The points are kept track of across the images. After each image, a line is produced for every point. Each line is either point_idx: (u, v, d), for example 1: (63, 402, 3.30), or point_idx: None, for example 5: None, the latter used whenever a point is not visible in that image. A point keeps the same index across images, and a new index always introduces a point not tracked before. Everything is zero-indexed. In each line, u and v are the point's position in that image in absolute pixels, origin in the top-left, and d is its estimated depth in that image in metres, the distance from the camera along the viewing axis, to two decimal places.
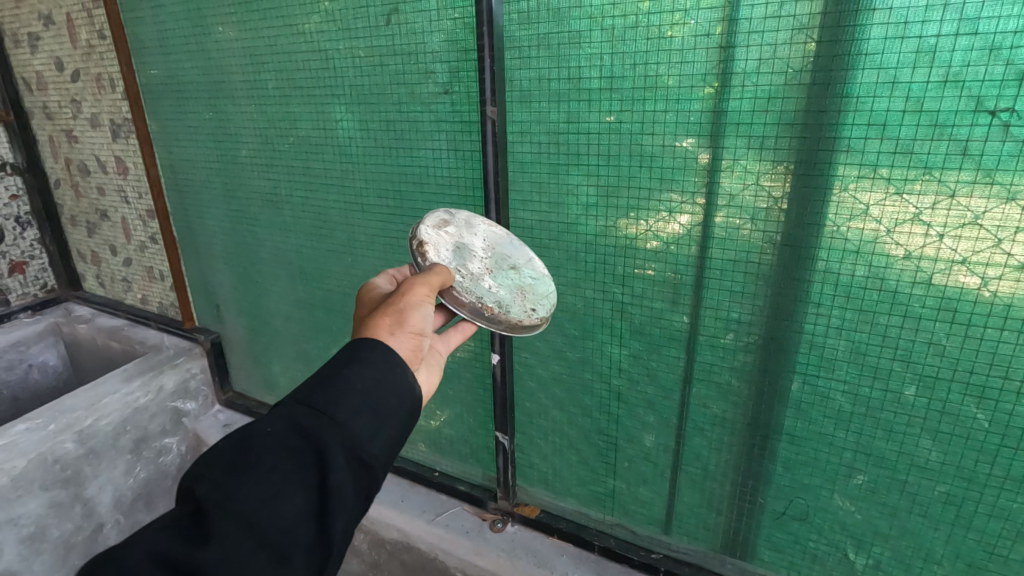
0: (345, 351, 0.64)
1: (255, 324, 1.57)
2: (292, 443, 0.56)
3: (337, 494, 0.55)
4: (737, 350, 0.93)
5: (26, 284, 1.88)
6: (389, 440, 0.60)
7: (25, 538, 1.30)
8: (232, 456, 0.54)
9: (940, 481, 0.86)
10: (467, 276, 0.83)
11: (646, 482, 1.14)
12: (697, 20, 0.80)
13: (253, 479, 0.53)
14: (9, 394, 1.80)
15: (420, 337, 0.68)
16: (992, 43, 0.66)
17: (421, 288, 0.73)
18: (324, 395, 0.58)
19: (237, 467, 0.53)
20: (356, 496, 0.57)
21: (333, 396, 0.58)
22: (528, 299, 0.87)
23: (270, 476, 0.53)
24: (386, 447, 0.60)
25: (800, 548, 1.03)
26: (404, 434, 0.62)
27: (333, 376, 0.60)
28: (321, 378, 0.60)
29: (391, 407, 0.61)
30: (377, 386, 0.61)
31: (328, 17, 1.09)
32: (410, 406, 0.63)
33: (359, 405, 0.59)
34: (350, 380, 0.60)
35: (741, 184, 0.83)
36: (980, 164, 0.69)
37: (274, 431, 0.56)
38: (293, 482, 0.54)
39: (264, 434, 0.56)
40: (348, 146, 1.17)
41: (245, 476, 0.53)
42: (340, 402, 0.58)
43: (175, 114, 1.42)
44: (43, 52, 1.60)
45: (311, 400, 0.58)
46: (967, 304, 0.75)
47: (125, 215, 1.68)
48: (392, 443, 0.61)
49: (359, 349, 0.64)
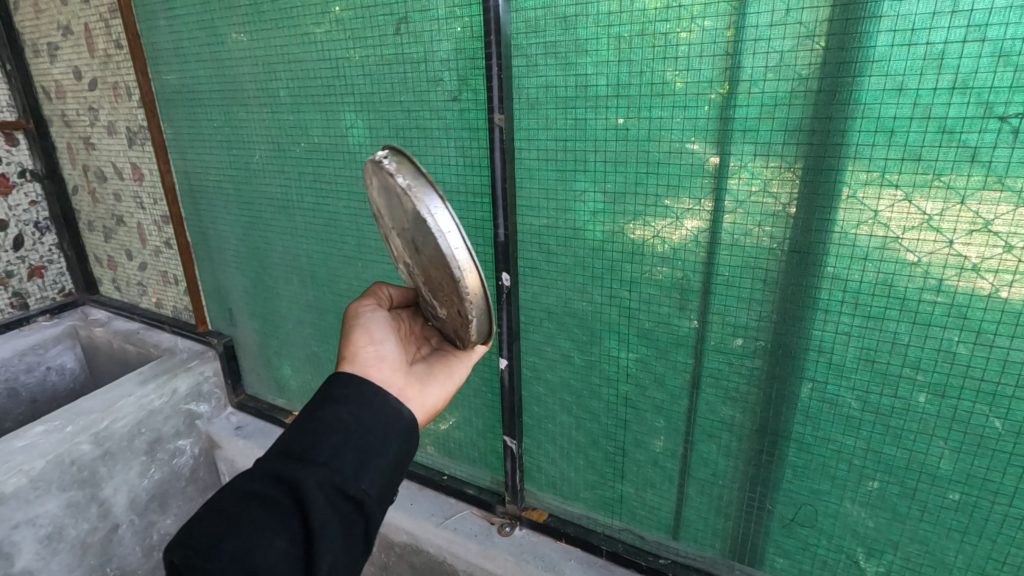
0: (320, 393, 0.67)
1: (267, 327, 1.59)
2: (273, 491, 0.59)
3: (322, 534, 0.57)
4: (744, 355, 0.93)
5: (44, 288, 1.92)
6: (374, 475, 0.62)
7: (42, 538, 1.33)
8: (219, 513, 0.57)
9: (951, 488, 0.85)
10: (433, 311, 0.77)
11: (654, 487, 1.14)
12: (703, 27, 0.80)
13: (236, 529, 0.55)
14: (27, 396, 1.84)
15: (374, 351, 0.73)
16: (1001, 49, 0.65)
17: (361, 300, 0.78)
18: (304, 440, 0.62)
19: (219, 520, 0.56)
20: (343, 534, 0.59)
21: (311, 440, 0.61)
22: (445, 292, 0.69)
23: (251, 524, 0.56)
24: (372, 482, 0.62)
25: (809, 555, 1.02)
26: (390, 468, 0.64)
27: (312, 421, 0.63)
28: (299, 427, 0.63)
29: (372, 442, 0.64)
30: (355, 425, 0.64)
31: (339, 26, 1.10)
32: (393, 438, 0.66)
33: (338, 444, 0.62)
34: (328, 422, 0.63)
35: (747, 189, 0.84)
36: (990, 170, 0.69)
37: (257, 482, 0.59)
38: (275, 527, 0.56)
39: (247, 485, 0.59)
40: (359, 153, 1.19)
41: (228, 527, 0.56)
42: (320, 444, 0.61)
43: (189, 123, 1.45)
44: (62, 61, 1.64)
45: (291, 445, 0.61)
46: (977, 310, 0.75)
47: (140, 220, 1.71)
48: (377, 479, 0.63)
49: (334, 389, 0.67)
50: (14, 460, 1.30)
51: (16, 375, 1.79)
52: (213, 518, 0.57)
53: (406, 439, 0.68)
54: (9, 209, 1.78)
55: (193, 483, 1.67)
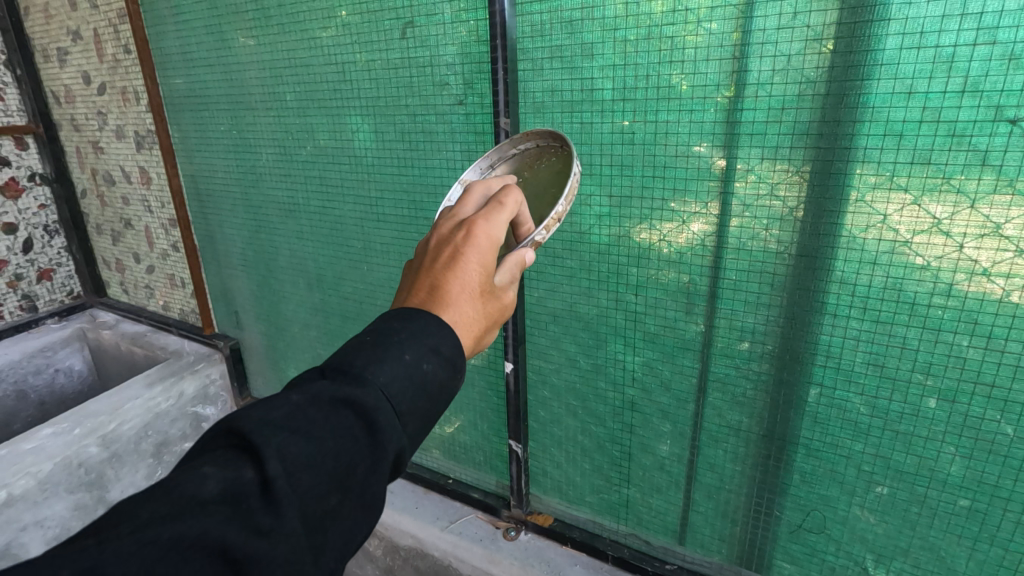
0: (429, 341, 0.51)
1: (273, 330, 1.60)
2: (350, 428, 0.47)
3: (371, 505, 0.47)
4: (751, 359, 0.93)
5: (53, 290, 1.93)
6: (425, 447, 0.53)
7: (50, 539, 1.33)
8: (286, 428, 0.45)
9: (962, 495, 0.84)
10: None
11: (660, 492, 1.13)
12: (709, 31, 0.80)
13: (312, 465, 0.44)
14: (36, 397, 1.85)
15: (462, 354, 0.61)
16: (1011, 52, 0.65)
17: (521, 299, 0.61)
18: (402, 388, 0.49)
19: (287, 439, 0.44)
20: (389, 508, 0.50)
21: (406, 387, 0.49)
22: None
23: (323, 461, 0.45)
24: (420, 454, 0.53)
25: (818, 561, 1.01)
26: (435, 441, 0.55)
27: (416, 366, 0.50)
28: (398, 360, 0.50)
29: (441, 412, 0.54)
30: (446, 391, 0.53)
31: (347, 29, 1.10)
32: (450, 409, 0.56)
33: (423, 405, 0.51)
34: (427, 371, 0.51)
35: (754, 192, 0.83)
36: (1001, 173, 0.68)
37: (334, 409, 0.47)
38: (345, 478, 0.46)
39: (329, 410, 0.47)
40: (364, 157, 1.19)
41: (302, 458, 0.44)
42: (411, 397, 0.50)
43: (196, 125, 1.45)
44: (71, 66, 1.65)
45: (386, 382, 0.48)
46: (988, 315, 0.74)
47: (148, 223, 1.72)
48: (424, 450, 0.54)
49: (444, 345, 0.52)
50: (22, 461, 1.31)
51: (24, 377, 1.81)
52: (286, 437, 0.44)
53: None
54: (19, 212, 1.80)
55: None
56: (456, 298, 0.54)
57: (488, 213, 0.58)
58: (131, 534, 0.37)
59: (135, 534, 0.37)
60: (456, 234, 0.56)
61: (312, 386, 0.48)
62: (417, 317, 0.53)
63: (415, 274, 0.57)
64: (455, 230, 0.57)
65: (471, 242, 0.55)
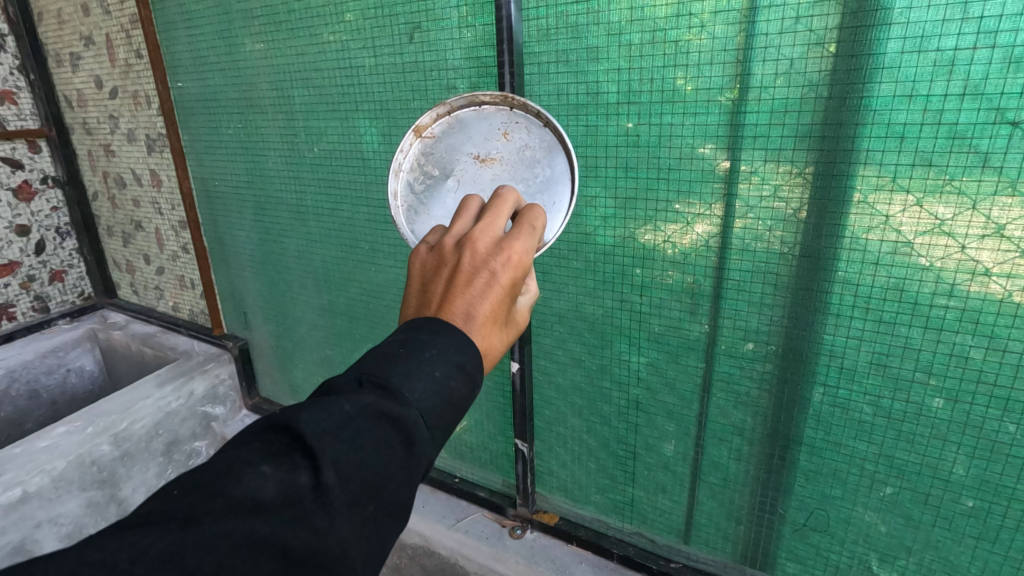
0: (462, 359, 0.52)
1: (281, 330, 1.62)
2: (392, 442, 0.48)
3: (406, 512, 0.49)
4: (755, 359, 0.93)
5: (65, 291, 1.96)
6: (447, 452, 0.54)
7: (64, 536, 1.35)
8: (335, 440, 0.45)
9: (966, 494, 0.85)
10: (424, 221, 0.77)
11: (665, 492, 1.14)
12: (713, 36, 0.81)
13: (354, 476, 0.45)
14: (47, 397, 1.89)
15: None
16: (1012, 55, 0.66)
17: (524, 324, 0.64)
18: (434, 404, 0.50)
19: (336, 451, 0.45)
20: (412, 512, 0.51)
21: (440, 404, 0.50)
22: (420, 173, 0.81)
23: (368, 473, 0.46)
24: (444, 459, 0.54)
25: (822, 560, 1.02)
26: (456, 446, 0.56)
27: (446, 381, 0.51)
28: (433, 379, 0.50)
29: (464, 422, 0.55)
30: (467, 402, 0.54)
31: (356, 33, 1.12)
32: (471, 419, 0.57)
33: (451, 419, 0.52)
34: (455, 388, 0.52)
35: (757, 194, 0.84)
36: (1002, 174, 0.69)
37: (378, 422, 0.47)
38: (384, 486, 0.47)
39: (371, 423, 0.47)
40: (372, 160, 1.21)
41: (345, 469, 0.45)
42: (441, 412, 0.51)
43: (206, 129, 1.47)
44: (83, 71, 1.68)
45: (423, 398, 0.50)
46: (990, 314, 0.74)
47: (158, 225, 1.74)
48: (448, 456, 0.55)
49: (471, 364, 0.53)
50: (36, 460, 1.33)
51: (37, 377, 1.84)
52: (333, 448, 0.45)
53: None
54: (31, 215, 1.83)
55: None
56: (486, 329, 0.55)
57: (525, 239, 0.56)
58: (211, 525, 0.39)
59: (214, 525, 0.39)
60: (495, 254, 0.54)
61: (356, 396, 0.48)
62: (449, 338, 0.52)
63: (443, 289, 0.55)
64: (495, 251, 0.54)
65: (510, 264, 0.54)
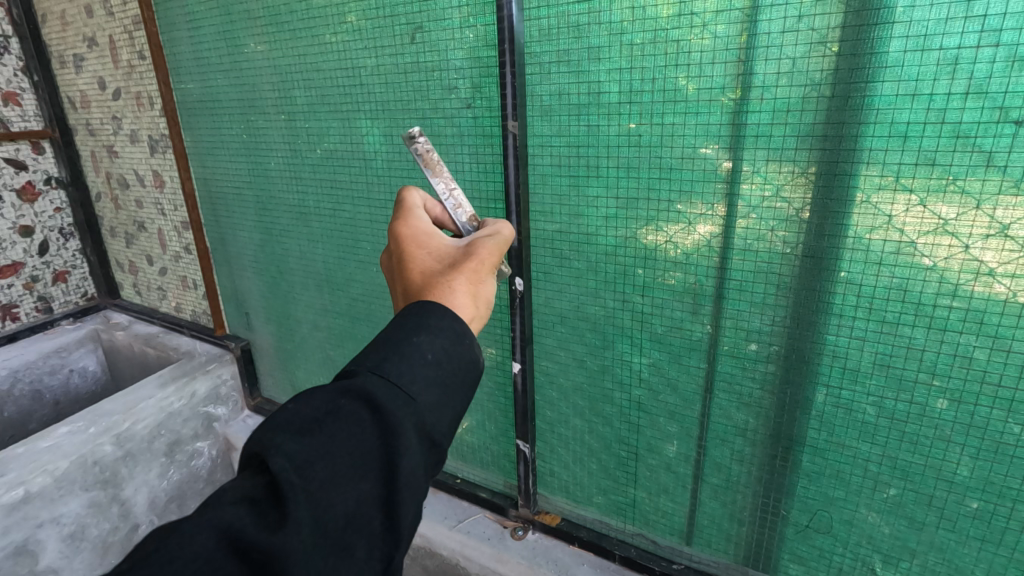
0: (414, 316, 0.56)
1: (284, 331, 1.62)
2: (361, 417, 0.49)
3: (406, 481, 0.48)
4: (758, 359, 0.93)
5: (68, 292, 1.97)
6: (453, 419, 0.53)
7: (66, 536, 1.35)
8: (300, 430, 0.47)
9: (970, 495, 0.84)
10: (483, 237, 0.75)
11: (667, 493, 1.14)
12: (715, 35, 0.81)
13: (322, 457, 0.46)
14: (51, 397, 1.89)
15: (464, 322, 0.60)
16: (1015, 54, 0.65)
17: (497, 250, 0.64)
18: (398, 368, 0.51)
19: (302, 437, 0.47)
20: (426, 486, 0.51)
21: (405, 366, 0.51)
22: None
23: (339, 451, 0.47)
24: (450, 427, 0.53)
25: (825, 562, 1.01)
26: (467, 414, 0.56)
27: (406, 343, 0.53)
28: (389, 346, 0.53)
29: (457, 386, 0.54)
30: (446, 360, 0.54)
31: (358, 34, 1.12)
32: (472, 385, 0.56)
33: (429, 380, 0.52)
34: (420, 350, 0.53)
35: (760, 194, 0.84)
36: (1006, 174, 0.68)
37: (341, 402, 0.49)
38: (360, 464, 0.47)
39: (332, 404, 0.49)
40: (374, 161, 1.21)
41: (311, 453, 0.46)
42: (413, 375, 0.51)
43: (209, 129, 1.48)
44: (87, 72, 1.68)
45: (385, 366, 0.51)
46: (995, 314, 0.74)
47: (161, 226, 1.75)
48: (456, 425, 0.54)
49: (430, 317, 0.56)
50: (39, 459, 1.33)
51: (41, 377, 1.85)
52: (295, 436, 0.47)
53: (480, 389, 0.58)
54: (35, 216, 1.84)
55: (210, 484, 1.70)
56: (417, 284, 0.62)
57: (406, 218, 0.68)
58: (158, 554, 0.39)
59: (160, 552, 0.39)
60: (391, 249, 0.67)
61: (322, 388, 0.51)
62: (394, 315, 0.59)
63: (394, 301, 0.66)
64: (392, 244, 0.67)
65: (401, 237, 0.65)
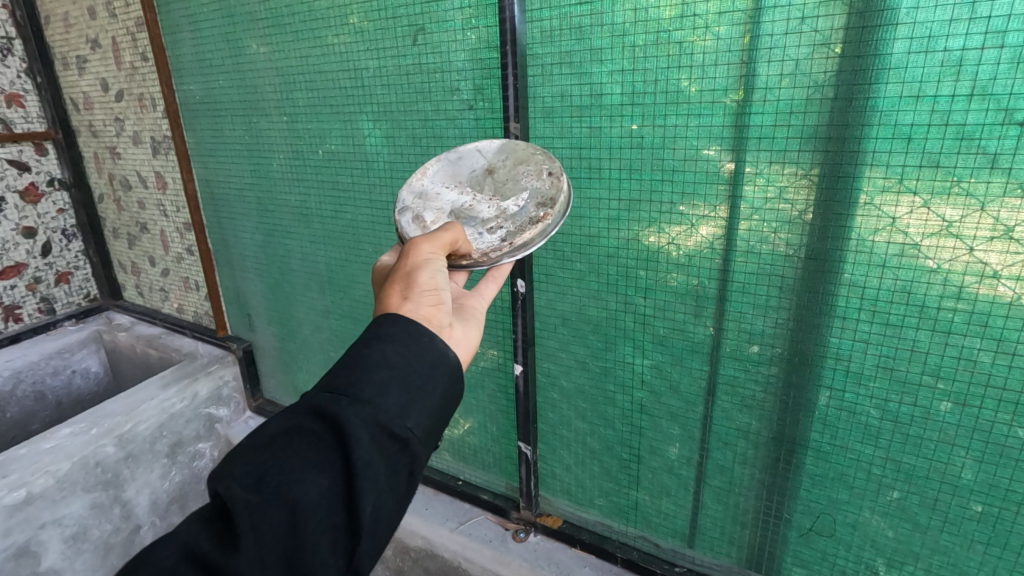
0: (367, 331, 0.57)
1: (285, 332, 1.62)
2: (316, 426, 0.50)
3: (365, 476, 0.48)
4: (760, 362, 0.93)
5: (70, 293, 1.98)
6: (421, 415, 0.53)
7: (68, 538, 1.35)
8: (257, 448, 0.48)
9: (975, 498, 0.84)
10: (496, 223, 0.82)
11: (670, 495, 1.13)
12: (717, 36, 0.80)
13: (275, 465, 0.47)
14: (53, 398, 1.90)
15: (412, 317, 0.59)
16: (1019, 56, 0.65)
17: (423, 242, 0.65)
18: (347, 375, 0.52)
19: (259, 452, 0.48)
20: (394, 483, 0.50)
21: (355, 372, 0.52)
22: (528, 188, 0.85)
23: (292, 458, 0.47)
24: (419, 423, 0.52)
25: (828, 565, 1.01)
26: (439, 410, 0.55)
27: (357, 353, 0.54)
28: (343, 359, 0.54)
29: (421, 382, 0.54)
30: (400, 360, 0.54)
31: (360, 36, 1.12)
32: (442, 381, 0.55)
33: (384, 381, 0.52)
34: (371, 356, 0.53)
35: (763, 196, 0.84)
36: (1011, 176, 0.68)
37: (297, 417, 0.50)
38: (317, 465, 0.48)
39: (288, 421, 0.50)
40: (376, 162, 1.21)
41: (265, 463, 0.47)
42: (365, 378, 0.52)
43: (211, 131, 1.48)
44: (89, 74, 1.69)
45: (337, 377, 0.52)
46: (999, 317, 0.73)
47: (163, 227, 1.75)
48: (427, 421, 0.53)
49: (380, 326, 0.56)
50: (42, 461, 1.33)
51: (43, 378, 1.85)
52: (253, 452, 0.48)
53: (453, 383, 0.57)
54: (38, 217, 1.84)
55: None
56: None
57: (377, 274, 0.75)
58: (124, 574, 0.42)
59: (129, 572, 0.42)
60: None
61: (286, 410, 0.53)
62: None
63: None
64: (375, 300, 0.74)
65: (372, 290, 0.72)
